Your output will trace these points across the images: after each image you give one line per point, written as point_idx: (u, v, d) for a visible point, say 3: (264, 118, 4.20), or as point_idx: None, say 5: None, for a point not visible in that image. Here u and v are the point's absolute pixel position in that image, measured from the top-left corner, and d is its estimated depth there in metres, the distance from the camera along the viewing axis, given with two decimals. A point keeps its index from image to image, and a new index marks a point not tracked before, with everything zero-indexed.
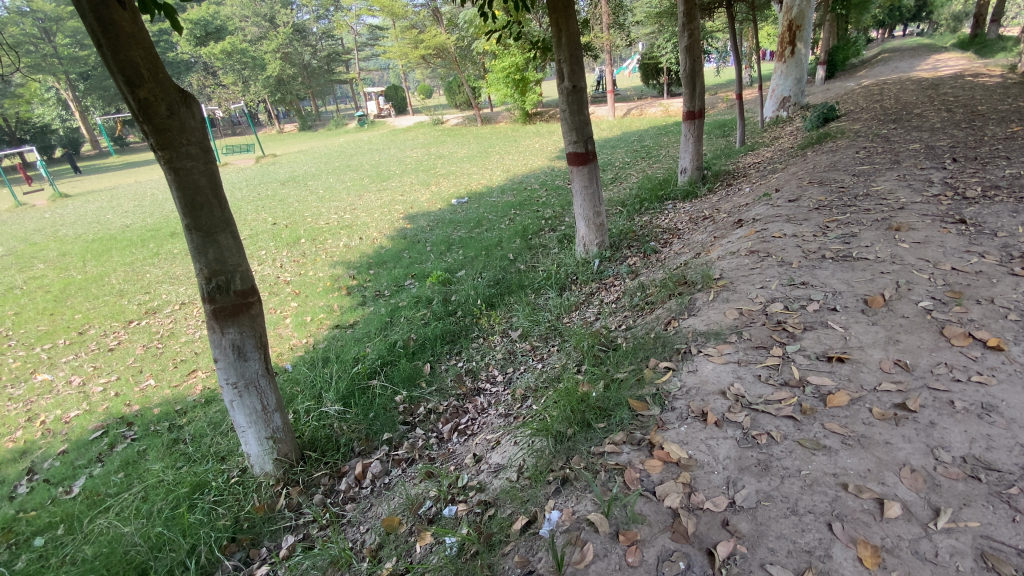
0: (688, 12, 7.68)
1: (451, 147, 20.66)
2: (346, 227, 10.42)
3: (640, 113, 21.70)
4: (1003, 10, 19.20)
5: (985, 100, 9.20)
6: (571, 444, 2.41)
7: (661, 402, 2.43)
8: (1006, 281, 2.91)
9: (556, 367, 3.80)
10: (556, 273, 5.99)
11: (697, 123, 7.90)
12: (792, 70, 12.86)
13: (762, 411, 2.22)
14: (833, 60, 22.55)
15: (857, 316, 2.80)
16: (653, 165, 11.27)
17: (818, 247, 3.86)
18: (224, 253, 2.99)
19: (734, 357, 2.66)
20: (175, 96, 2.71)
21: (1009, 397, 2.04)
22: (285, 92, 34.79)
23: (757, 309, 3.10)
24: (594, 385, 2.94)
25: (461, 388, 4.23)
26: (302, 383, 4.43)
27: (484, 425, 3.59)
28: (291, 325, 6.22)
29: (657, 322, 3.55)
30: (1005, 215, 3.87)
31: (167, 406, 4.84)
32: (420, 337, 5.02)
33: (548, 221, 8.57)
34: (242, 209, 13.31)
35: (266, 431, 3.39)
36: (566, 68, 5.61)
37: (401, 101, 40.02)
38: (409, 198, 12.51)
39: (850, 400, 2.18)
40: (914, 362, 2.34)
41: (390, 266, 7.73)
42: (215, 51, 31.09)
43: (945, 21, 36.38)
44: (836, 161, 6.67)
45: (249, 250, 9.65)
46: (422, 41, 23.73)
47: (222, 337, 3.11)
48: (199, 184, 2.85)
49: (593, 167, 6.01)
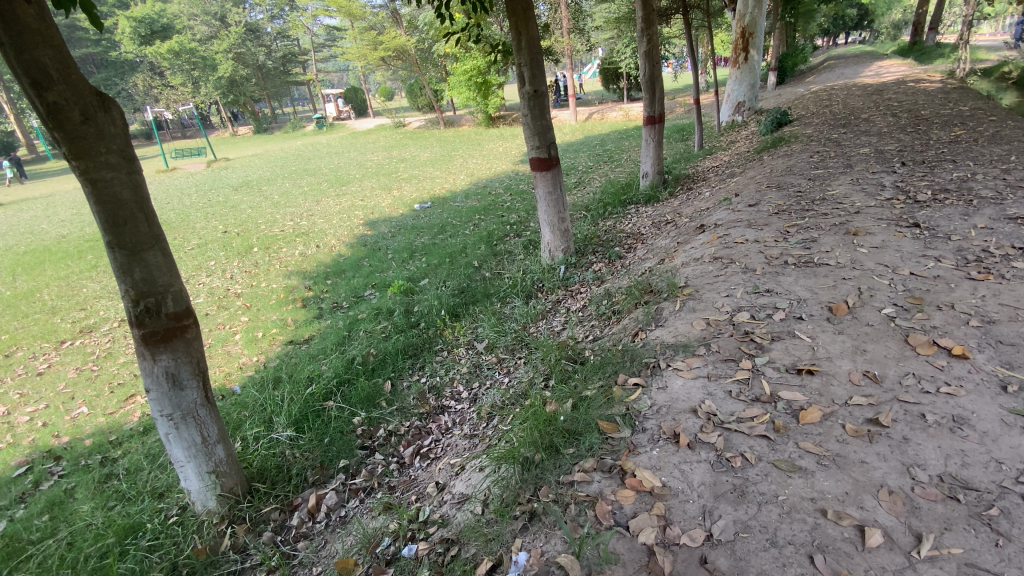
0: (647, 18, 7.70)
1: (414, 150, 20.29)
2: (303, 234, 10.00)
3: (602, 117, 21.92)
4: (938, 20, 20.35)
5: (927, 105, 9.65)
6: (539, 472, 2.25)
7: (631, 424, 2.31)
8: (964, 286, 2.95)
9: (523, 382, 3.66)
10: (522, 280, 5.86)
11: (658, 128, 7.94)
12: (746, 76, 13.20)
13: (735, 430, 2.13)
14: (782, 67, 23.43)
15: (823, 325, 2.77)
16: (615, 169, 11.32)
17: (781, 253, 3.86)
18: (153, 273, 2.70)
19: (704, 372, 2.57)
20: (92, 99, 2.42)
21: (978, 409, 2.02)
22: (238, 93, 33.43)
23: (724, 319, 3.04)
24: (562, 405, 2.80)
25: (424, 407, 4.02)
26: (250, 407, 4.13)
27: (448, 447, 3.40)
28: (241, 342, 5.84)
29: (624, 333, 3.45)
30: (956, 218, 3.98)
31: (101, 436, 4.42)
32: (380, 352, 4.78)
33: (513, 227, 8.45)
34: (190, 217, 12.60)
35: (207, 464, 3.10)
36: (527, 73, 5.49)
37: (361, 102, 39.15)
38: (369, 203, 12.14)
39: (823, 416, 2.11)
40: (883, 373, 2.30)
41: (349, 276, 7.41)
42: (161, 50, 29.53)
43: (885, 30, 38.27)
44: (792, 165, 6.80)
45: (197, 260, 9.10)
46: (381, 43, 23.30)
47: (154, 365, 2.81)
48: (121, 197, 2.56)
49: (557, 172, 5.92)
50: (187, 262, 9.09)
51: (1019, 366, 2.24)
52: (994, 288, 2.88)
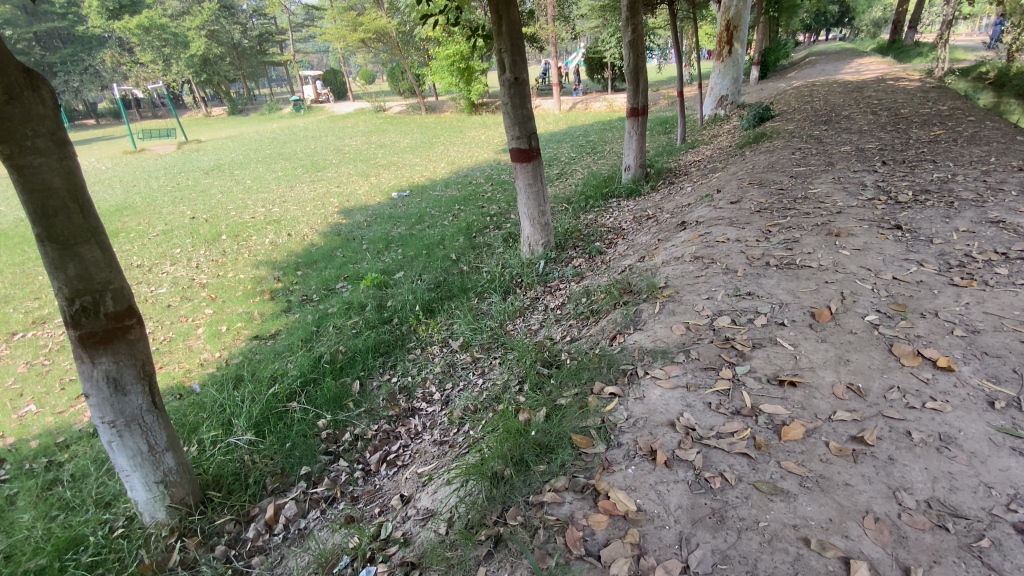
0: (632, 7, 7.49)
1: (394, 136, 19.80)
2: (274, 222, 9.65)
3: (585, 107, 21.74)
4: (918, 19, 20.53)
5: (906, 104, 9.72)
6: (508, 490, 2.10)
7: (607, 438, 2.18)
8: (947, 292, 2.89)
9: (497, 384, 3.52)
10: (500, 275, 5.69)
11: (641, 120, 7.79)
12: (730, 69, 13.15)
13: (714, 445, 2.02)
14: (765, 61, 23.45)
15: (805, 332, 2.68)
16: (597, 161, 11.19)
17: (763, 253, 3.76)
18: (89, 269, 2.45)
19: (683, 381, 2.45)
20: (18, 77, 2.16)
21: (965, 427, 1.94)
22: (212, 72, 32.20)
23: (704, 323, 2.93)
24: (535, 413, 2.66)
25: (393, 410, 3.85)
26: (208, 408, 3.91)
27: (416, 454, 3.25)
28: (203, 336, 5.57)
29: (602, 336, 3.33)
30: (938, 220, 3.94)
31: (48, 438, 4.13)
32: (350, 350, 4.57)
33: (493, 218, 8.26)
34: (157, 201, 12.06)
35: (154, 474, 2.88)
36: (507, 59, 5.26)
37: (341, 86, 38.23)
38: (345, 190, 11.78)
39: (805, 432, 2.01)
40: (867, 386, 2.21)
41: (321, 267, 7.14)
42: (130, 26, 28.20)
43: (863, 28, 38.63)
44: (774, 161, 6.73)
45: (161, 248, 8.70)
46: (361, 24, 22.67)
47: (93, 369, 2.58)
48: (51, 185, 2.29)
49: (538, 164, 5.75)
50: (150, 250, 8.66)
51: (1003, 380, 2.17)
52: (977, 295, 2.82)
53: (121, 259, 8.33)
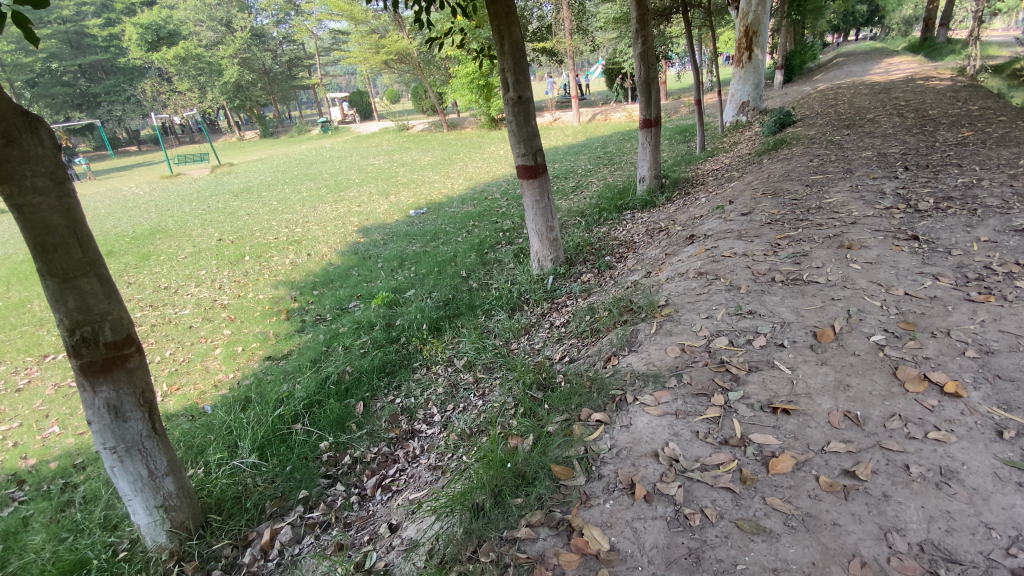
0: (641, 18, 7.39)
1: (416, 154, 20.14)
2: (295, 242, 9.89)
3: (605, 119, 21.70)
4: (951, 15, 19.75)
5: (936, 104, 9.33)
6: (485, 523, 2.05)
7: (587, 469, 2.11)
8: (962, 309, 2.71)
9: (495, 406, 3.48)
10: (509, 293, 5.64)
11: (654, 132, 7.67)
12: (750, 75, 12.85)
13: (698, 479, 1.93)
14: (790, 65, 22.93)
15: (805, 353, 2.55)
16: (613, 173, 11.11)
17: (769, 268, 3.63)
18: (88, 300, 2.53)
19: (672, 408, 2.36)
20: (16, 120, 2.27)
21: (970, 459, 1.80)
22: (244, 98, 33.55)
23: (700, 345, 2.83)
24: (523, 441, 2.61)
25: (394, 432, 3.84)
26: (216, 430, 4.00)
27: (411, 479, 3.23)
28: (220, 357, 5.73)
29: (598, 358, 3.26)
30: (958, 229, 3.73)
31: (68, 459, 4.29)
32: (356, 370, 4.62)
33: (506, 234, 8.26)
34: (188, 224, 12.57)
35: (155, 498, 2.94)
36: (511, 78, 5.28)
37: (366, 106, 39.29)
38: (365, 209, 12.01)
39: (795, 465, 1.90)
40: (865, 414, 2.08)
41: (336, 286, 7.27)
42: (167, 56, 29.74)
43: (895, 26, 37.44)
44: (790, 170, 6.53)
45: (188, 270, 9.01)
46: (383, 46, 23.32)
47: (94, 397, 2.66)
48: (50, 222, 2.39)
49: (544, 180, 5.73)
50: (177, 272, 9.01)
51: (1016, 408, 2.01)
52: (994, 311, 2.64)
53: (150, 281, 8.68)
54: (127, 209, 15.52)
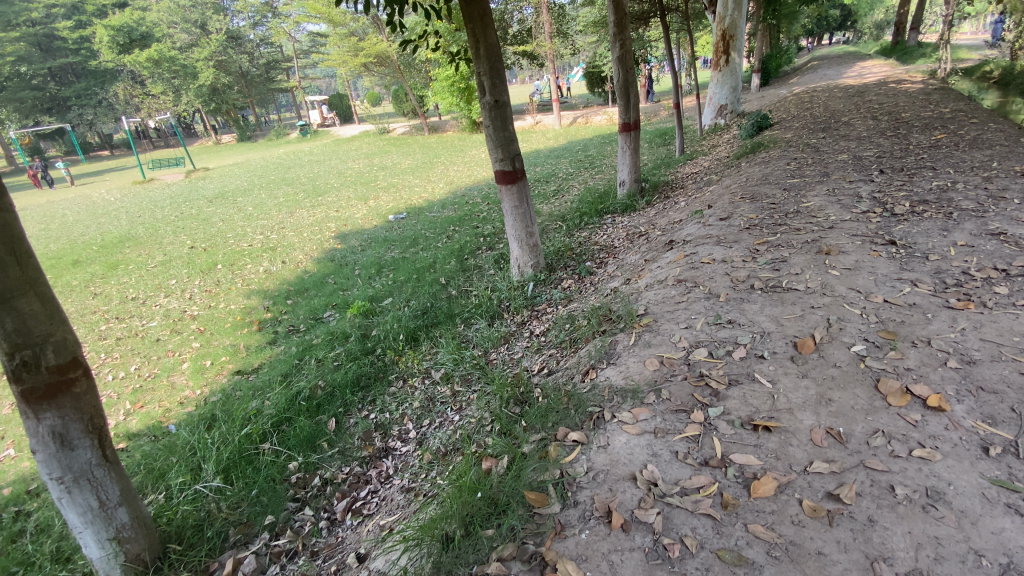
0: (619, 22, 7.32)
1: (396, 157, 19.94)
2: (270, 250, 9.63)
3: (586, 122, 21.76)
4: (921, 20, 20.24)
5: (908, 107, 9.49)
6: (454, 556, 1.93)
7: (563, 495, 2.01)
8: (942, 316, 2.67)
9: (471, 422, 3.36)
10: (488, 300, 5.52)
11: (633, 136, 7.62)
12: (728, 79, 12.95)
13: (677, 504, 1.83)
14: (766, 68, 23.31)
15: (786, 365, 2.48)
16: (594, 177, 11.09)
17: (748, 275, 3.57)
18: (27, 322, 2.32)
19: (651, 426, 2.26)
20: None
21: (956, 479, 1.74)
22: (220, 101, 32.84)
23: (679, 357, 2.75)
24: (497, 462, 2.49)
25: (367, 450, 3.69)
26: (178, 451, 3.79)
27: (383, 502, 3.10)
28: (187, 372, 5.50)
29: (576, 371, 3.16)
30: (935, 234, 3.73)
31: (20, 485, 4.05)
32: (329, 385, 4.45)
33: (486, 239, 8.14)
34: (159, 231, 12.18)
35: (107, 530, 2.72)
36: (487, 82, 5.15)
37: (346, 109, 38.88)
38: (343, 214, 11.80)
39: (777, 488, 1.82)
40: (848, 431, 2.01)
41: (311, 295, 7.07)
42: (140, 59, 28.97)
43: (867, 30, 38.37)
44: (768, 173, 6.53)
45: (158, 280, 8.70)
46: (362, 49, 23.08)
47: (37, 425, 2.42)
48: None
49: (523, 185, 5.63)
50: (146, 282, 8.69)
51: (1000, 421, 1.96)
52: (974, 319, 2.61)
53: (117, 292, 8.35)
54: (97, 217, 15.02)
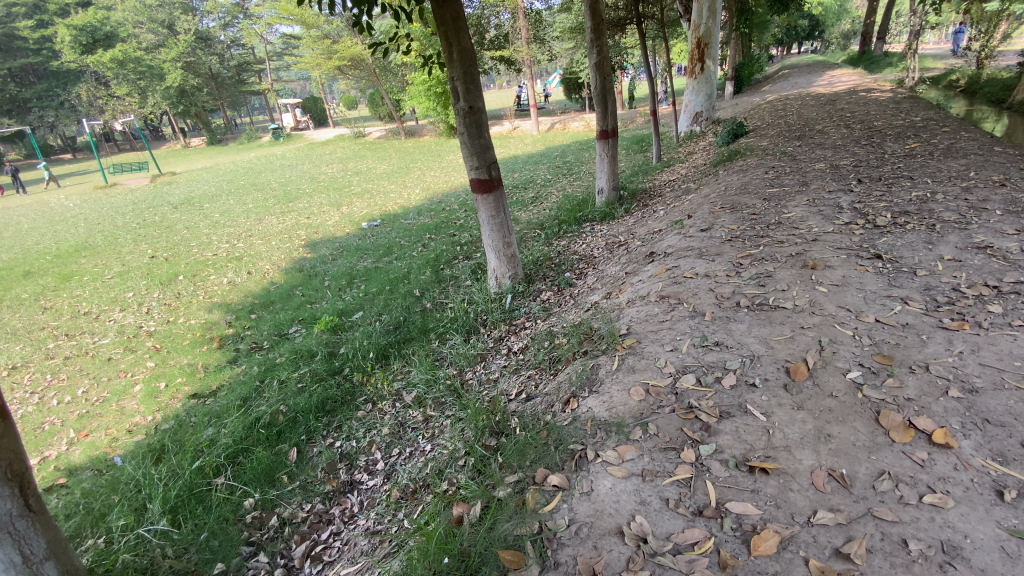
0: (596, 28, 7.18)
1: (371, 162, 19.56)
2: (235, 259, 9.20)
3: (563, 128, 21.73)
4: (886, 31, 20.86)
5: (879, 116, 9.63)
6: None
7: (542, 555, 1.79)
8: (937, 338, 2.55)
9: (444, 454, 3.12)
10: (463, 314, 5.27)
11: (611, 143, 7.48)
12: (703, 86, 12.98)
13: (670, 566, 1.63)
14: (740, 76, 23.70)
15: (779, 395, 2.31)
16: (572, 183, 10.96)
17: (733, 291, 3.42)
18: None
19: (638, 467, 2.06)
20: None
21: (973, 531, 1.58)
22: (189, 103, 31.83)
23: (665, 385, 2.56)
24: (469, 507, 2.26)
25: (330, 484, 3.41)
26: (120, 489, 3.43)
27: (345, 547, 2.84)
28: (139, 396, 5.09)
29: (556, 398, 2.95)
30: (921, 247, 3.65)
31: None
32: (291, 410, 4.14)
33: (462, 248, 7.89)
34: (119, 240, 11.58)
35: None
36: (460, 87, 4.91)
37: (321, 112, 38.21)
38: (315, 221, 11.40)
39: (779, 544, 1.63)
40: (851, 473, 1.85)
41: (277, 309, 6.71)
42: (104, 59, 27.87)
43: (832, 40, 39.56)
44: (747, 182, 6.46)
45: (114, 292, 8.19)
46: (335, 52, 22.65)
47: None
48: None
49: (500, 194, 5.41)
50: (101, 295, 8.17)
51: (1012, 460, 1.82)
52: (970, 341, 2.49)
53: (69, 306, 7.82)
54: (54, 223, 14.26)
